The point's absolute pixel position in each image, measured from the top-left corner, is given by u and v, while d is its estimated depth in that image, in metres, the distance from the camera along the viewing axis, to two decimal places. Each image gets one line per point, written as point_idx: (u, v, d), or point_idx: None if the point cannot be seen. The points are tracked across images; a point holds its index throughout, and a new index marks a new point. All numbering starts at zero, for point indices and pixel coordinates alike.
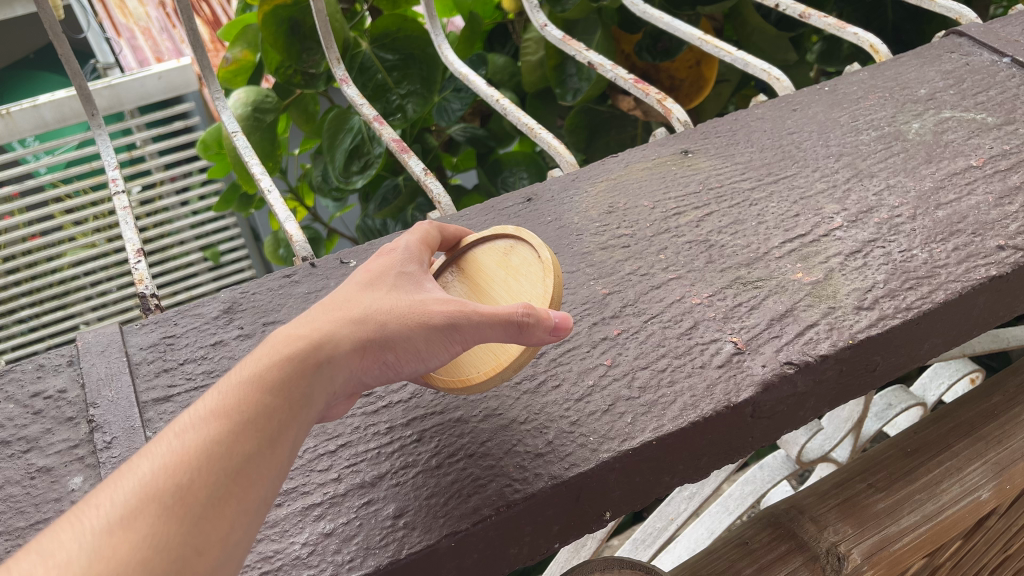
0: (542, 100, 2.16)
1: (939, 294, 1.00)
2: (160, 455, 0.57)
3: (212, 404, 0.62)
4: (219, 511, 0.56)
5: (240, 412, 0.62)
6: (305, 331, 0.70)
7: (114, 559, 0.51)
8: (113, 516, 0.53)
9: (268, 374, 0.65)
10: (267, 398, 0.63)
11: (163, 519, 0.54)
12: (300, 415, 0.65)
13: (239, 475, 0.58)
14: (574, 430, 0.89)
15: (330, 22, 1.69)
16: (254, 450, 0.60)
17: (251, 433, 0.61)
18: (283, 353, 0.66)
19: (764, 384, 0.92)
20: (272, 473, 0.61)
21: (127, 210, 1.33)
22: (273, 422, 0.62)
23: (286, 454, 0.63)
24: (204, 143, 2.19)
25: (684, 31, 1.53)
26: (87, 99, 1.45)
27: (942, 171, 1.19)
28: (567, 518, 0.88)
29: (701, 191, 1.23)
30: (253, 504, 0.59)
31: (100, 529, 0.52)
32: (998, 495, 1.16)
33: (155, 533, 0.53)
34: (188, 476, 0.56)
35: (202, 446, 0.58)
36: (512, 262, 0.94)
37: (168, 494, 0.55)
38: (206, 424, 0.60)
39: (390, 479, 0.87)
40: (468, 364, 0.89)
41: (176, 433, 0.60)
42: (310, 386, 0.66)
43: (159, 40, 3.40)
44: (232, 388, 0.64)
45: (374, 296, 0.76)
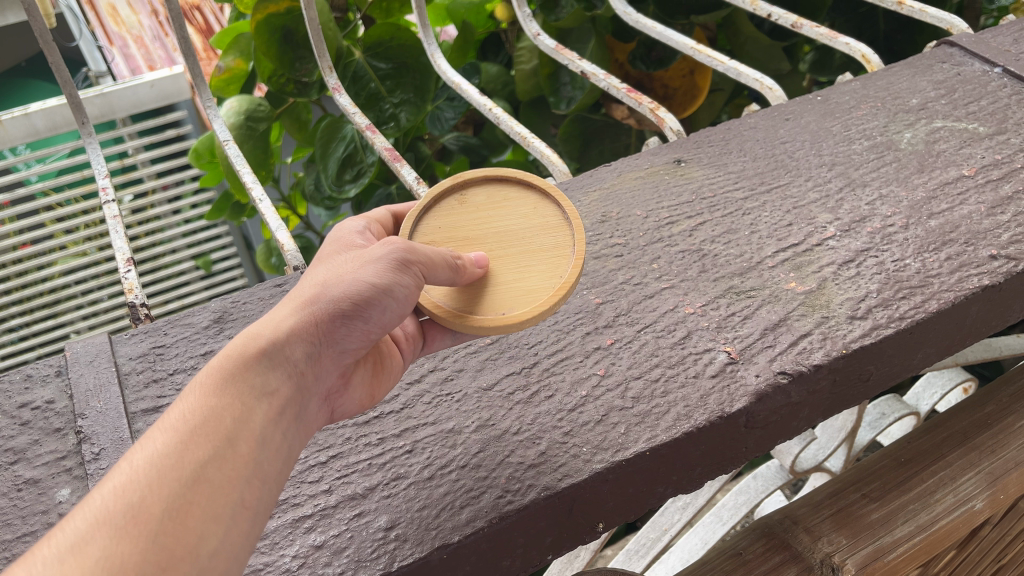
0: (536, 108, 2.17)
1: (932, 303, 0.99)
2: (111, 480, 0.57)
3: (162, 421, 0.62)
4: (181, 522, 0.55)
5: (188, 419, 0.61)
6: (250, 329, 0.69)
7: None
8: (66, 545, 0.52)
9: (212, 377, 0.64)
10: (213, 401, 0.63)
11: (117, 539, 0.53)
12: (256, 408, 0.64)
13: (197, 482, 0.58)
14: (568, 440, 0.89)
15: (324, 30, 1.68)
16: (211, 454, 0.60)
17: (202, 438, 0.60)
18: (225, 356, 0.66)
19: (757, 394, 0.91)
20: (238, 473, 0.60)
21: (117, 219, 1.32)
22: (226, 422, 0.62)
23: (249, 452, 0.62)
24: (197, 152, 2.18)
25: (677, 40, 1.53)
26: (77, 107, 1.44)
27: (934, 181, 1.19)
28: (560, 530, 0.87)
29: (694, 201, 1.23)
30: (219, 507, 0.58)
31: (52, 560, 0.51)
32: (994, 506, 1.14)
33: (110, 554, 0.52)
34: (139, 494, 0.55)
35: (150, 461, 0.58)
36: (478, 200, 0.96)
37: (118, 514, 0.54)
38: (154, 440, 0.60)
39: (382, 491, 0.86)
40: (540, 282, 0.87)
41: (126, 456, 0.59)
42: (261, 380, 0.66)
43: (153, 48, 3.41)
44: (180, 400, 0.63)
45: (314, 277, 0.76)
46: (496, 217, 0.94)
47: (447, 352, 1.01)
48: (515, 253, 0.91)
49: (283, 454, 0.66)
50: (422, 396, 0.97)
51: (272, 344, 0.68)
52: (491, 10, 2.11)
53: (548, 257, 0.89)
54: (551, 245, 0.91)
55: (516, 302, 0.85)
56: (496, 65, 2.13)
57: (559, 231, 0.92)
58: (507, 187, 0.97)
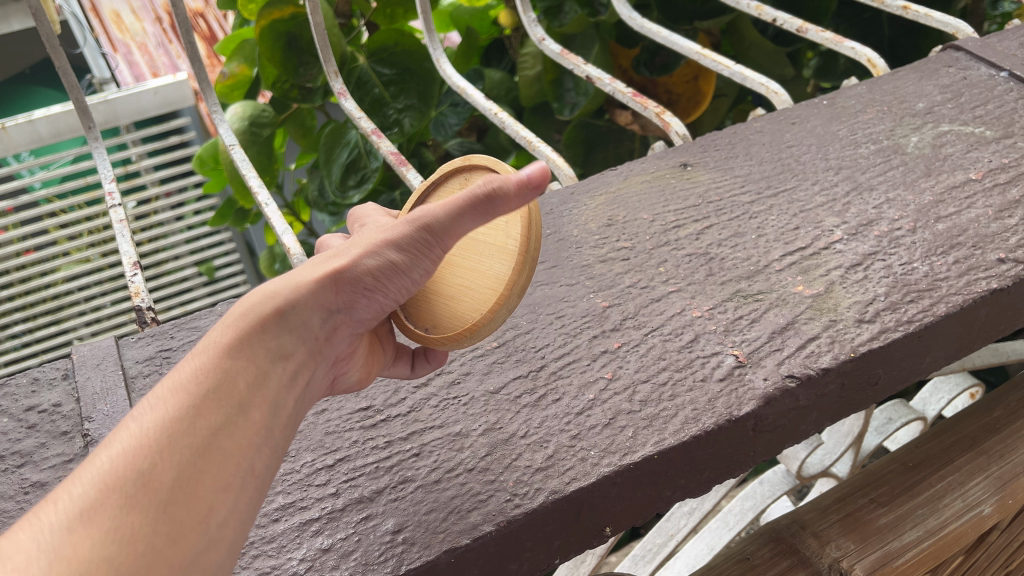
0: (539, 114, 2.16)
1: (940, 307, 0.99)
2: (118, 441, 0.55)
3: (171, 380, 0.60)
4: (192, 490, 0.54)
5: (201, 382, 0.59)
6: (262, 288, 0.67)
7: (76, 559, 0.48)
8: (73, 510, 0.50)
9: (228, 338, 0.62)
10: (226, 363, 0.61)
11: (127, 507, 0.51)
12: (268, 373, 0.63)
13: (209, 448, 0.56)
14: (575, 443, 0.88)
15: (328, 36, 1.67)
16: (224, 420, 0.58)
17: (215, 402, 0.59)
18: (241, 313, 0.64)
19: (765, 398, 0.91)
20: (250, 439, 0.59)
21: (124, 223, 1.31)
22: (240, 386, 0.61)
23: (261, 417, 0.61)
24: (201, 158, 2.18)
25: (682, 45, 1.53)
26: (84, 112, 1.44)
27: (941, 184, 1.19)
28: (568, 534, 0.87)
29: (701, 205, 1.23)
30: (229, 475, 0.57)
31: (59, 527, 0.49)
32: (1002, 510, 1.12)
33: (123, 520, 0.51)
34: (150, 461, 0.54)
35: (163, 423, 0.56)
36: (470, 192, 0.90)
37: (130, 480, 0.52)
38: (164, 402, 0.58)
39: (389, 493, 0.86)
40: (462, 308, 0.84)
41: (134, 416, 0.57)
42: (279, 340, 0.65)
43: (156, 56, 3.43)
44: (191, 360, 0.61)
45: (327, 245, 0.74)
46: None
47: (454, 356, 1.01)
48: (461, 265, 0.87)
49: (293, 420, 0.65)
50: (429, 399, 0.96)
51: (289, 308, 0.66)
52: (496, 16, 2.13)
53: (483, 284, 0.83)
54: (490, 272, 0.83)
55: (438, 323, 0.86)
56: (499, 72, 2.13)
57: (503, 250, 0.83)
58: (491, 175, 0.88)
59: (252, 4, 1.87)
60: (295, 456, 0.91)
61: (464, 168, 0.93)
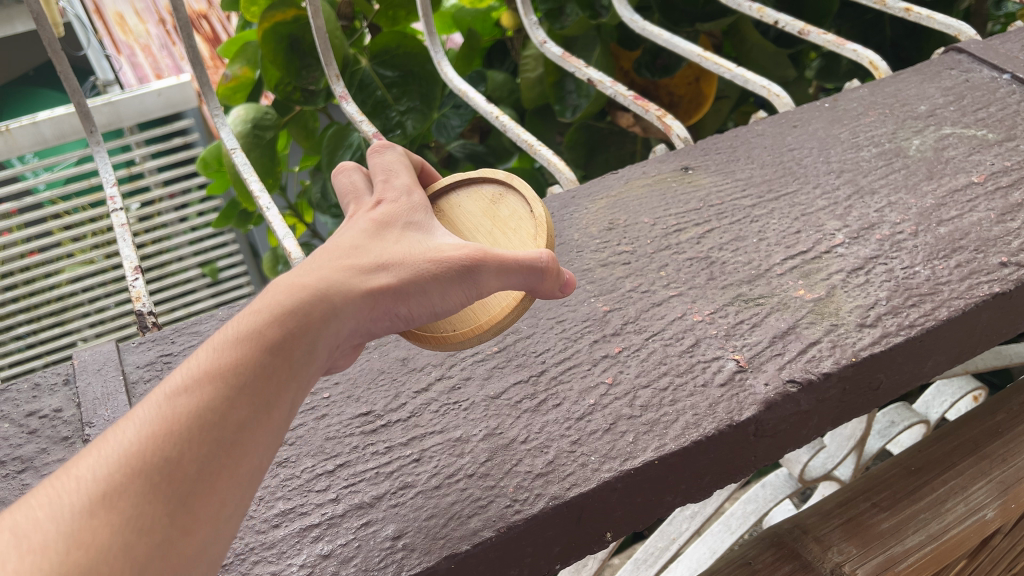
0: (541, 116, 2.16)
1: (942, 311, 0.99)
2: (147, 422, 0.53)
3: (206, 361, 0.57)
4: (212, 485, 0.53)
5: (238, 374, 0.57)
6: (310, 279, 0.64)
7: (94, 546, 0.46)
8: (95, 491, 0.49)
9: (270, 329, 0.59)
10: (266, 357, 0.58)
11: (149, 499, 0.50)
12: (303, 372, 0.60)
13: (235, 444, 0.54)
14: (575, 449, 0.88)
15: (330, 38, 1.67)
16: (251, 417, 0.56)
17: (248, 398, 0.56)
18: (287, 305, 0.61)
19: (766, 403, 0.91)
20: (269, 438, 0.57)
21: (126, 227, 1.31)
22: (273, 382, 0.58)
23: (284, 416, 0.59)
24: (203, 161, 2.19)
25: (683, 47, 1.52)
26: (86, 116, 1.44)
27: (943, 188, 1.19)
28: (568, 540, 0.87)
29: (702, 209, 1.23)
30: (248, 473, 0.55)
31: (79, 508, 0.48)
32: (1004, 515, 1.12)
33: (143, 511, 0.49)
34: (177, 451, 0.52)
35: (194, 413, 0.54)
36: (501, 214, 0.94)
37: (154, 469, 0.51)
38: (200, 388, 0.55)
39: (389, 499, 0.86)
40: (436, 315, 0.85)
41: (165, 399, 0.54)
42: (318, 338, 0.62)
43: (160, 57, 3.38)
44: (227, 344, 0.58)
45: (372, 242, 0.71)
46: (490, 233, 0.92)
47: (454, 361, 1.01)
48: None
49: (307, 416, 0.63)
50: (429, 404, 0.96)
51: (333, 308, 0.63)
52: (497, 18, 2.13)
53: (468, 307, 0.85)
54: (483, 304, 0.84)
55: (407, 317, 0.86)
56: (502, 74, 2.14)
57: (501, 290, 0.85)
58: (526, 219, 0.91)
59: (255, 7, 1.87)
60: (295, 461, 0.91)
61: (506, 190, 0.97)
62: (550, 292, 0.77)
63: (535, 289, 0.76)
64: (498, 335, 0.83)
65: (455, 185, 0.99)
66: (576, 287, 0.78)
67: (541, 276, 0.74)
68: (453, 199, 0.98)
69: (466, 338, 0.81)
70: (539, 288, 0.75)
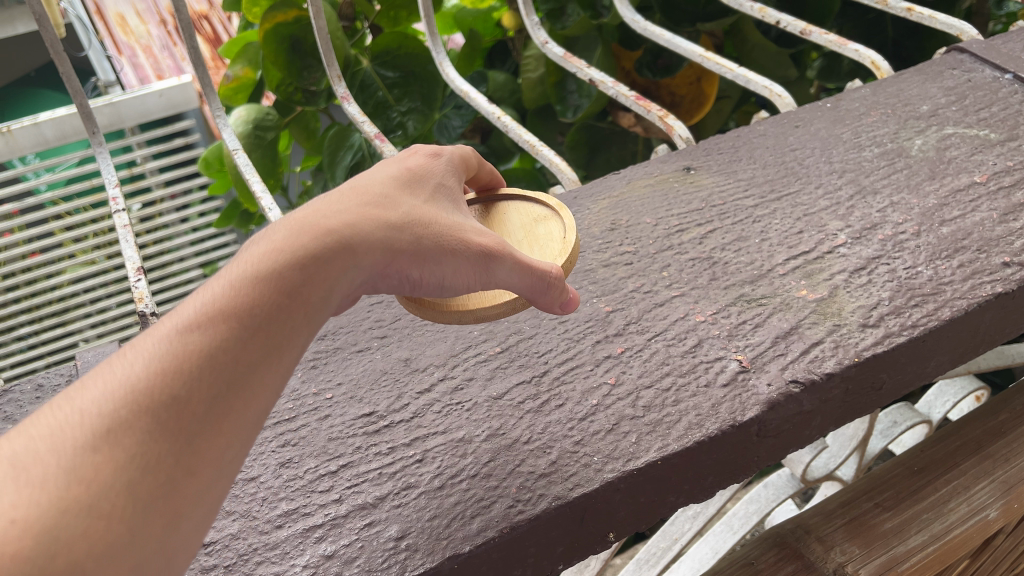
0: (542, 116, 2.16)
1: (944, 311, 0.99)
2: (156, 356, 0.52)
3: (220, 296, 0.56)
4: (218, 427, 0.52)
5: (251, 316, 0.56)
6: (334, 224, 0.63)
7: (97, 482, 0.46)
8: (101, 423, 0.48)
9: (288, 272, 0.58)
10: (281, 300, 0.57)
11: (155, 437, 0.49)
12: (313, 321, 0.59)
13: (242, 387, 0.54)
14: (578, 449, 0.88)
15: (332, 39, 1.67)
16: (261, 361, 0.55)
17: (258, 341, 0.55)
18: (307, 248, 0.60)
19: (769, 403, 0.91)
20: (276, 382, 0.56)
21: (127, 228, 1.31)
22: (285, 328, 0.57)
23: (292, 361, 0.58)
24: (205, 161, 2.19)
25: (685, 48, 1.52)
26: (88, 116, 1.44)
27: (945, 188, 1.19)
28: (571, 540, 0.87)
29: (704, 209, 1.23)
30: (254, 417, 0.55)
31: (84, 442, 0.47)
32: (1009, 514, 1.11)
33: (148, 450, 0.48)
34: (186, 390, 0.51)
35: (205, 354, 0.53)
36: (537, 232, 0.94)
37: (161, 407, 0.50)
38: (213, 326, 0.54)
39: (392, 500, 0.86)
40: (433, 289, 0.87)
41: (175, 333, 0.53)
42: (333, 286, 0.61)
43: (161, 58, 3.38)
44: (242, 282, 0.57)
45: (398, 197, 0.70)
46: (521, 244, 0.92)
47: (457, 361, 1.01)
48: None
49: None
50: (431, 404, 0.96)
51: (350, 259, 0.62)
52: (498, 17, 2.14)
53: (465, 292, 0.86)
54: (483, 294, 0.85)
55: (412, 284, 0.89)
56: (503, 74, 2.14)
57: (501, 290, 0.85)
58: (559, 242, 0.91)
59: (256, 7, 1.87)
60: (298, 462, 0.91)
61: (553, 214, 0.97)
62: (549, 306, 0.77)
63: (537, 299, 0.76)
64: (481, 322, 0.84)
65: (514, 201, 1.02)
66: (576, 309, 0.79)
67: (545, 287, 0.75)
68: (504, 209, 1.00)
69: (449, 313, 0.83)
70: (541, 300, 0.76)
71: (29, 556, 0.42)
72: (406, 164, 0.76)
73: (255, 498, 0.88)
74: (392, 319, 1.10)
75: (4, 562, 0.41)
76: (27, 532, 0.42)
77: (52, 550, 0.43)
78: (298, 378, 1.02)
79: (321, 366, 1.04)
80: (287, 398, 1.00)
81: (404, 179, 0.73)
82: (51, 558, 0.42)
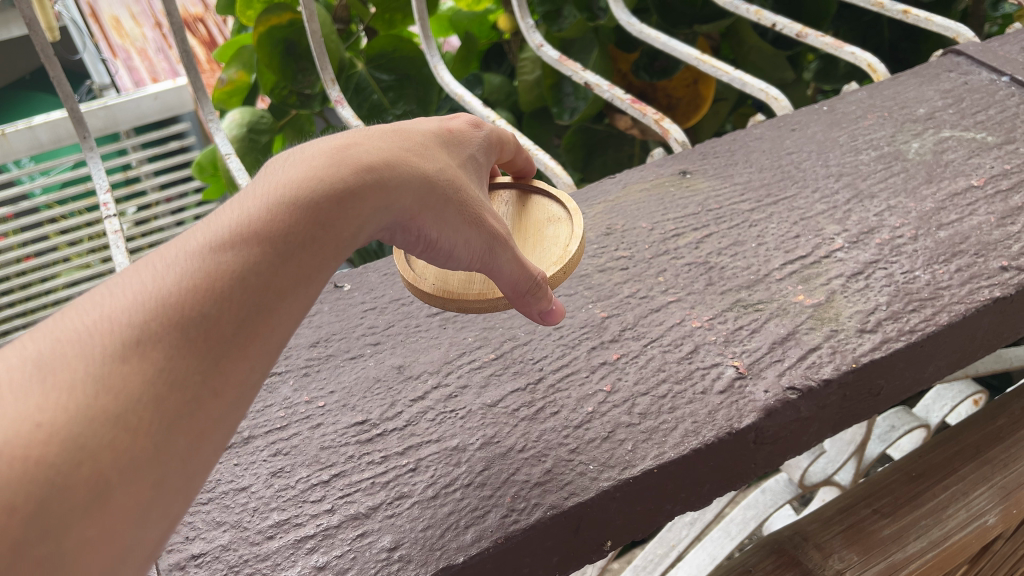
0: (539, 119, 2.15)
1: (942, 316, 0.98)
2: (190, 270, 0.53)
3: (257, 218, 0.57)
4: (242, 350, 0.53)
5: (284, 244, 0.57)
6: (375, 163, 0.64)
7: (125, 393, 0.47)
8: (134, 331, 0.49)
9: (323, 205, 0.59)
10: (314, 231, 0.58)
11: (182, 355, 0.50)
12: (339, 256, 0.61)
13: (268, 314, 0.55)
14: (573, 457, 0.87)
15: (325, 42, 1.67)
16: (287, 289, 0.56)
17: (287, 270, 0.56)
18: (346, 181, 0.61)
19: (766, 410, 0.90)
20: (298, 312, 0.57)
21: (118, 234, 1.30)
22: (314, 259, 0.58)
23: (314, 294, 0.59)
24: (199, 165, 2.18)
25: (681, 50, 1.51)
26: (79, 121, 1.42)
27: (942, 192, 1.18)
28: (567, 549, 0.86)
29: (700, 213, 1.22)
30: (275, 346, 0.55)
31: (115, 349, 0.48)
32: (1007, 520, 1.11)
33: (175, 366, 0.49)
34: (214, 309, 0.52)
35: (236, 275, 0.54)
36: (545, 232, 0.94)
37: (190, 324, 0.51)
38: (247, 248, 0.55)
39: (385, 510, 0.85)
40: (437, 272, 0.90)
41: (208, 251, 0.54)
42: (364, 223, 0.62)
43: (156, 61, 3.35)
44: (278, 207, 0.58)
45: (435, 153, 0.71)
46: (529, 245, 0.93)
47: (451, 368, 1.00)
48: None
49: None
50: (425, 412, 0.95)
51: (383, 202, 0.63)
52: (495, 20, 2.12)
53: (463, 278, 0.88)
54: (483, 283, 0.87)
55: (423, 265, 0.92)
56: (498, 76, 2.14)
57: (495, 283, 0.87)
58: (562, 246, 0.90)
59: (250, 10, 1.86)
60: (289, 471, 0.90)
61: (568, 218, 0.96)
62: (529, 312, 0.78)
63: (519, 303, 0.77)
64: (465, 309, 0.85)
65: (544, 197, 1.02)
66: (559, 320, 0.80)
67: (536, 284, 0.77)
68: (527, 203, 1.01)
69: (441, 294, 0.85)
70: (524, 305, 0.77)
71: (53, 462, 0.43)
72: (448, 123, 0.77)
73: (246, 508, 0.86)
74: (385, 325, 1.09)
75: (28, 466, 0.42)
76: (52, 437, 0.43)
77: (76, 456, 0.44)
78: (290, 386, 1.01)
79: (314, 373, 1.03)
80: (279, 406, 0.98)
81: (442, 137, 0.75)
82: (74, 464, 0.44)
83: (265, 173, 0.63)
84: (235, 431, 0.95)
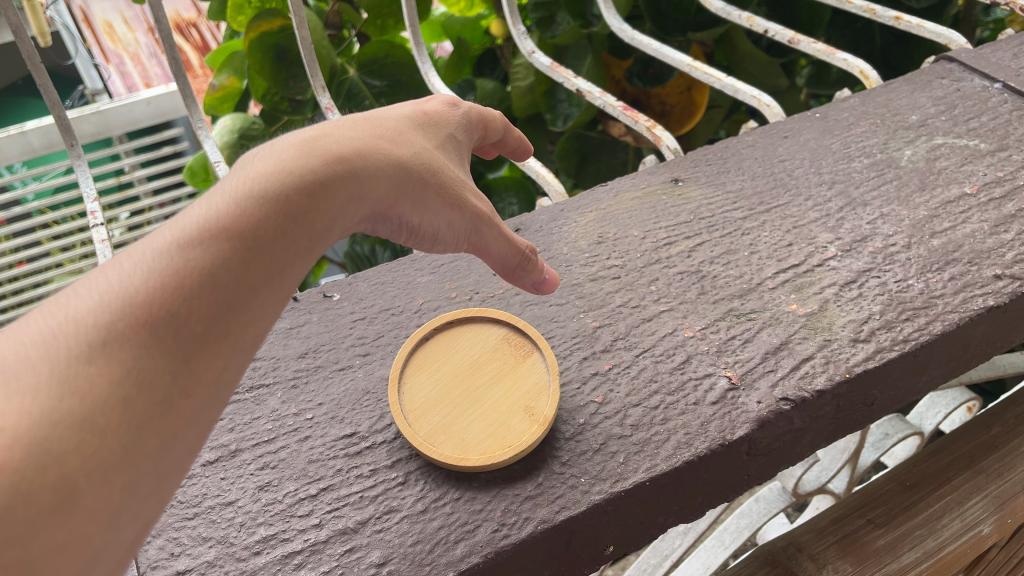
0: (532, 125, 2.15)
1: (936, 325, 0.97)
2: (158, 268, 0.52)
3: (225, 214, 0.56)
4: (216, 346, 0.52)
5: (257, 237, 0.56)
6: (347, 152, 0.65)
7: (91, 395, 0.45)
8: (100, 333, 0.48)
9: (294, 198, 0.59)
10: (288, 224, 0.58)
11: (153, 353, 0.49)
12: (316, 247, 0.60)
13: (243, 308, 0.54)
14: (564, 470, 0.86)
15: (316, 48, 1.65)
16: (262, 282, 0.55)
17: (261, 262, 0.56)
18: (317, 174, 0.62)
19: (759, 421, 0.89)
20: (275, 304, 0.56)
21: (104, 243, 1.28)
22: (289, 249, 0.58)
23: (292, 286, 0.58)
24: (191, 170, 2.17)
25: (672, 56, 1.51)
26: (66, 128, 1.41)
27: (935, 200, 1.17)
28: (558, 563, 0.85)
29: (692, 221, 1.21)
30: (252, 341, 0.54)
31: (80, 352, 0.46)
32: (1001, 530, 1.10)
33: (145, 366, 0.48)
34: (185, 306, 0.51)
35: (205, 272, 0.53)
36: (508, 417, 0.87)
37: (158, 323, 0.49)
38: (216, 244, 0.54)
39: (373, 525, 0.83)
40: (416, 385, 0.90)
41: (176, 248, 0.53)
42: (339, 213, 0.62)
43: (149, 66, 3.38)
44: (248, 201, 0.58)
45: (409, 137, 0.74)
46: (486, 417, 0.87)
47: None
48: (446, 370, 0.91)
49: None
50: None
51: (356, 193, 0.64)
52: (487, 25, 2.13)
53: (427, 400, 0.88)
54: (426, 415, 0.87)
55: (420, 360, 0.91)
56: (491, 83, 2.09)
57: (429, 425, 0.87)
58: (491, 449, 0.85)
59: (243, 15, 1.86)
60: (277, 485, 0.89)
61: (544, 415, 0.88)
62: (522, 284, 0.82)
63: (510, 277, 0.81)
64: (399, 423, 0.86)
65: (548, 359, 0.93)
66: (556, 288, 0.85)
67: (524, 263, 0.81)
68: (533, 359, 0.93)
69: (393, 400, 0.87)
70: (515, 279, 0.81)
71: (18, 467, 0.42)
72: (423, 106, 0.81)
73: (233, 523, 0.85)
74: (375, 335, 1.08)
75: None
76: (16, 442, 0.42)
77: (41, 461, 0.42)
78: (278, 398, 1.00)
79: (302, 385, 1.01)
80: (267, 419, 0.97)
81: (417, 119, 0.78)
82: (39, 471, 0.42)
83: (236, 169, 0.63)
84: (222, 445, 0.94)
